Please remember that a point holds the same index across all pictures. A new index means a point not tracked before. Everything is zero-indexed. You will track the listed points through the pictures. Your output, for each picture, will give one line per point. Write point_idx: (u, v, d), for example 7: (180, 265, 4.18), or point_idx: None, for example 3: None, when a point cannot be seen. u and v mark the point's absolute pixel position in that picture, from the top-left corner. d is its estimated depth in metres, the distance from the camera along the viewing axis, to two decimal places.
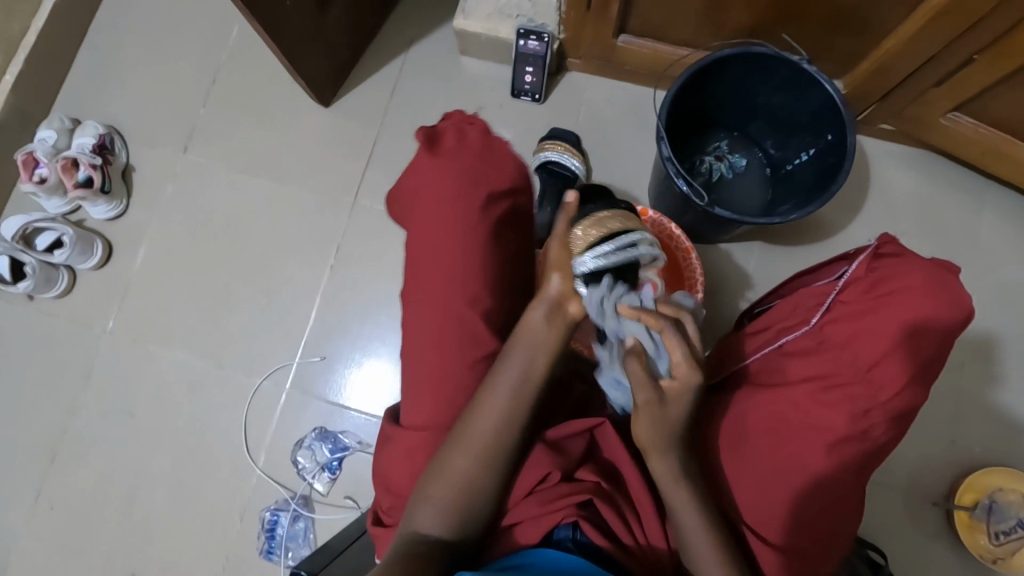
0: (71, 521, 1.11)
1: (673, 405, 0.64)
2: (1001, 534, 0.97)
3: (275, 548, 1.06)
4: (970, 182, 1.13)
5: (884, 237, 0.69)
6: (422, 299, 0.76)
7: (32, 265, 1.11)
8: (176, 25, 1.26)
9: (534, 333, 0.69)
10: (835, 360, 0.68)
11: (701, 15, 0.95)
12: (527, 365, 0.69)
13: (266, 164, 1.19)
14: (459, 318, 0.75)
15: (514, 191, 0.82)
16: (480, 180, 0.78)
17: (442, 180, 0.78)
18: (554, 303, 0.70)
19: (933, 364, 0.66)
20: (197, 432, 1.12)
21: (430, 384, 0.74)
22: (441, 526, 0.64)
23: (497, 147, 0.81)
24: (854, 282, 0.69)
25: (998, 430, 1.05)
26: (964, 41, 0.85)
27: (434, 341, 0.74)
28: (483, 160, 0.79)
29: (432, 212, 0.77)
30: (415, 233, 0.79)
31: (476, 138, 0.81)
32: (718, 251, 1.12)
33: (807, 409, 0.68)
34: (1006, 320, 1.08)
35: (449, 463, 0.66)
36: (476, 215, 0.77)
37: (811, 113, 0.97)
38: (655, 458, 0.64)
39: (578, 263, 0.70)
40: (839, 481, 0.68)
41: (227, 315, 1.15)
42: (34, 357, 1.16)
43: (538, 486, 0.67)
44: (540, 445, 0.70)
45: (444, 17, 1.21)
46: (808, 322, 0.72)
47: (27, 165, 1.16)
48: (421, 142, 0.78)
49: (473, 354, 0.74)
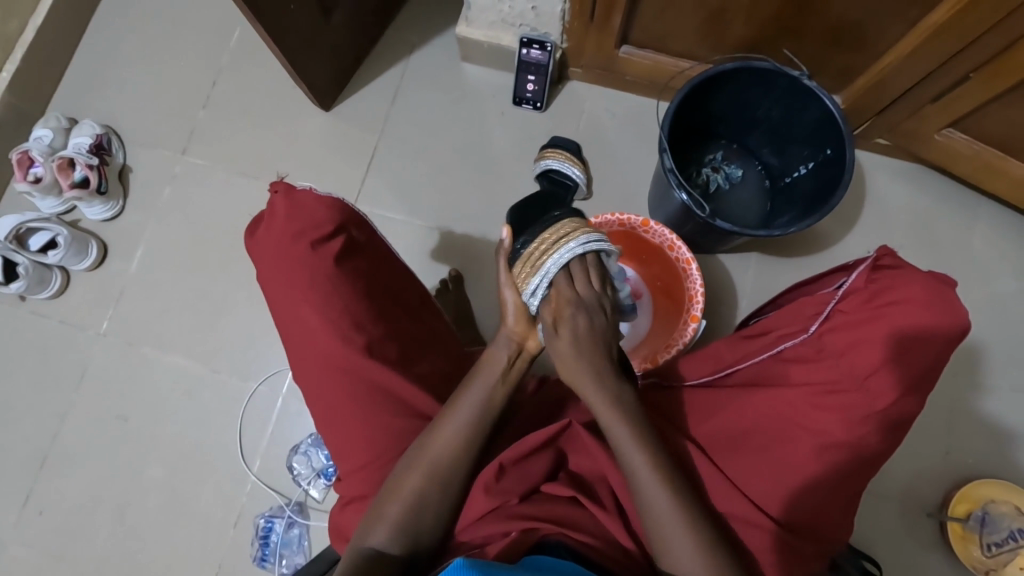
0: (59, 526, 1.09)
1: (562, 342, 0.66)
2: (993, 545, 0.98)
3: (269, 555, 1.04)
4: (964, 196, 1.14)
5: (883, 249, 0.71)
6: (308, 362, 0.76)
7: (25, 265, 1.09)
8: (177, 26, 1.25)
9: (490, 371, 0.71)
10: (834, 369, 0.68)
11: (703, 27, 0.96)
12: (485, 398, 0.70)
13: (266, 167, 1.19)
14: (343, 367, 0.74)
15: (345, 228, 0.80)
16: (303, 237, 0.77)
17: (274, 257, 0.77)
18: (514, 343, 0.71)
19: (929, 375, 0.67)
20: (191, 438, 1.11)
21: (341, 433, 0.75)
22: (393, 542, 0.63)
23: (305, 199, 0.78)
24: (854, 293, 0.71)
25: (991, 441, 1.06)
26: (961, 59, 0.86)
27: (332, 398, 0.75)
28: (295, 218, 0.77)
29: (278, 285, 0.77)
30: (275, 308, 0.79)
31: (282, 203, 0.77)
32: (714, 262, 1.13)
33: (804, 411, 0.69)
34: (999, 333, 1.10)
35: (404, 480, 0.66)
36: (318, 269, 0.76)
37: (809, 127, 0.98)
38: (583, 389, 0.67)
39: (529, 295, 0.68)
40: (834, 488, 0.69)
41: (222, 321, 1.14)
42: (26, 359, 1.15)
43: (503, 504, 0.66)
44: (496, 466, 0.68)
45: (447, 24, 1.21)
46: (807, 330, 0.74)
47: (21, 164, 1.14)
48: (244, 232, 0.79)
49: (366, 393, 0.74)
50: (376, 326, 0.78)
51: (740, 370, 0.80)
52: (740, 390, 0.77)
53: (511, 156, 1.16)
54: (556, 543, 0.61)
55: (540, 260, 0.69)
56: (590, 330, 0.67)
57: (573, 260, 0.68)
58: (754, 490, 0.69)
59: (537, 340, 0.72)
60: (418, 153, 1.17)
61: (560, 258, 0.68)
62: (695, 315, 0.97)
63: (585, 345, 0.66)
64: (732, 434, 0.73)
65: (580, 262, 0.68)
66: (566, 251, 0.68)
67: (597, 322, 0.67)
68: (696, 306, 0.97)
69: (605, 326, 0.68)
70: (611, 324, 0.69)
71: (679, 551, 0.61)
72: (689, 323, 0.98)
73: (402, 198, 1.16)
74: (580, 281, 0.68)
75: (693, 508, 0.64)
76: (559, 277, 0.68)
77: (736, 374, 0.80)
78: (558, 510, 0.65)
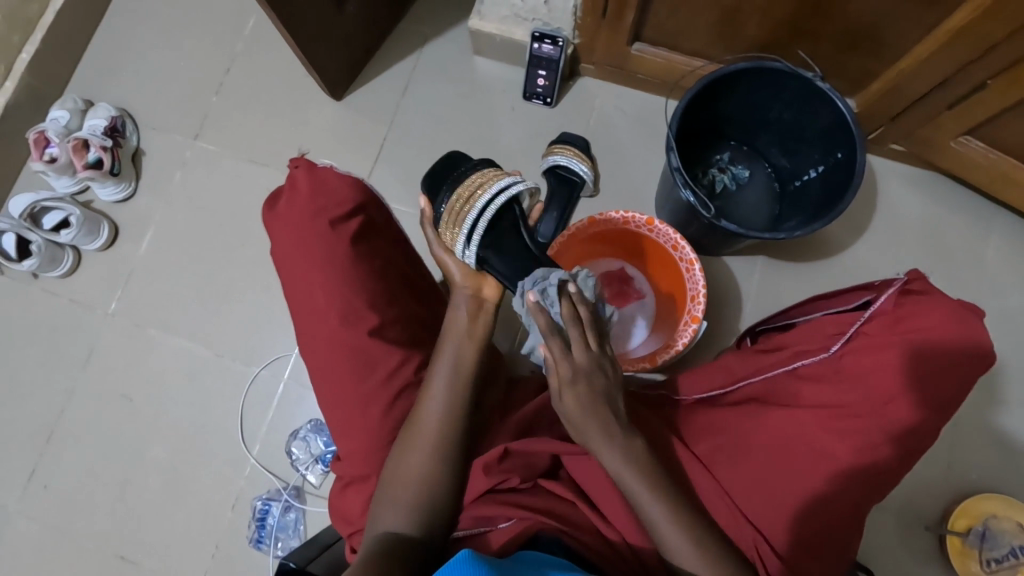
0: (64, 500, 1.11)
1: (568, 406, 0.64)
2: (992, 561, 0.96)
3: (265, 537, 1.05)
4: (979, 206, 1.12)
5: (914, 273, 0.71)
6: (315, 340, 0.78)
7: (38, 243, 1.11)
8: (194, 12, 1.26)
9: (458, 331, 0.75)
10: (851, 391, 0.68)
11: (716, 27, 0.95)
12: (456, 357, 0.72)
13: (276, 154, 1.20)
14: (349, 346, 0.76)
15: (362, 209, 0.81)
16: (321, 216, 0.78)
17: (291, 234, 0.79)
18: (471, 298, 0.77)
19: (947, 407, 0.68)
20: (193, 418, 1.12)
21: (342, 414, 0.76)
22: (409, 523, 0.63)
23: (327, 177, 0.79)
24: (879, 315, 0.70)
25: (995, 456, 1.05)
26: (978, 66, 0.84)
27: (336, 376, 0.76)
28: (317, 195, 0.78)
29: (294, 261, 0.79)
30: (289, 284, 0.80)
31: (303, 178, 0.79)
32: (720, 264, 1.11)
33: (814, 433, 0.68)
34: (1009, 347, 1.08)
35: (412, 462, 0.67)
36: (336, 247, 0.78)
37: (822, 130, 0.97)
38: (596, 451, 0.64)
39: (463, 257, 0.73)
40: (841, 511, 0.67)
41: (227, 305, 1.15)
42: (37, 334, 1.17)
43: (502, 485, 0.68)
44: (501, 449, 0.69)
45: (460, 17, 1.21)
46: (826, 348, 0.73)
47: (38, 144, 1.16)
48: (264, 206, 0.81)
49: (377, 376, 0.75)
50: (388, 309, 0.79)
51: (753, 383, 0.77)
52: (747, 405, 0.75)
53: (519, 151, 1.16)
54: (548, 538, 0.60)
55: (465, 213, 0.71)
56: (591, 395, 0.63)
57: (496, 204, 0.71)
58: (754, 514, 0.67)
59: (492, 287, 0.77)
60: (426, 145, 1.17)
61: (485, 208, 0.70)
62: (696, 316, 0.95)
63: (589, 409, 0.63)
64: (723, 445, 0.72)
65: (568, 300, 0.64)
66: (490, 199, 0.71)
67: (599, 384, 0.64)
68: (697, 306, 0.96)
69: (609, 379, 0.65)
70: (615, 377, 0.66)
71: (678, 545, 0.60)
72: (689, 325, 0.96)
73: (409, 189, 1.16)
74: (577, 345, 0.63)
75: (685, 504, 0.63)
76: (539, 305, 0.63)
77: (749, 386, 0.77)
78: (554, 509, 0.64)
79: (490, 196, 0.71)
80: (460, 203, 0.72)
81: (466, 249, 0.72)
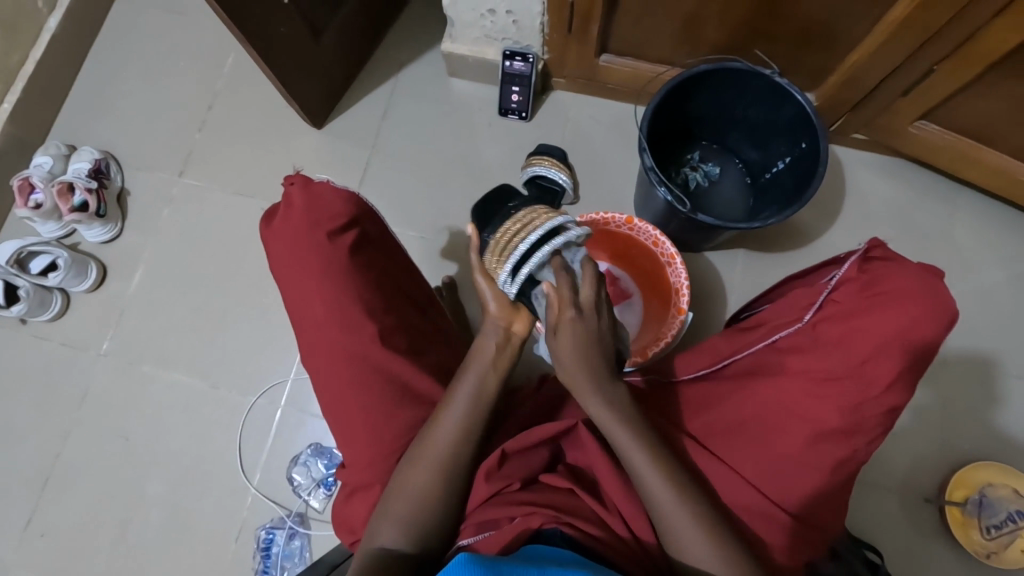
0: (62, 546, 1.09)
1: (562, 344, 0.66)
2: (992, 528, 0.98)
3: (270, 567, 1.04)
4: (943, 187, 1.17)
5: (873, 241, 0.72)
6: (317, 351, 0.79)
7: (26, 288, 1.11)
8: (172, 54, 1.29)
9: (483, 358, 0.69)
10: (827, 356, 0.68)
11: (678, 34, 1.00)
12: (477, 384, 0.69)
13: (261, 185, 1.22)
14: (350, 355, 0.77)
15: (357, 223, 0.83)
16: (318, 229, 0.79)
17: (289, 248, 0.80)
18: (501, 330, 0.69)
19: (917, 364, 0.67)
20: (192, 451, 1.12)
21: (347, 420, 0.76)
22: (404, 540, 0.63)
23: (322, 191, 0.80)
24: (846, 282, 0.71)
25: (983, 426, 1.07)
26: (924, 54, 0.90)
27: (339, 386, 0.77)
28: (312, 210, 0.80)
29: (293, 274, 0.80)
30: (290, 298, 0.81)
31: (299, 194, 0.80)
32: (702, 259, 1.15)
33: (802, 401, 0.69)
34: (985, 318, 1.12)
35: (410, 476, 0.67)
36: (335, 258, 0.79)
37: (785, 123, 1.01)
38: (588, 398, 0.67)
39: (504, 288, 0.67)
40: (836, 477, 0.69)
41: (221, 335, 1.16)
42: (27, 380, 1.16)
43: (503, 488, 0.68)
44: (499, 454, 0.69)
45: (434, 41, 1.25)
46: (800, 320, 0.75)
47: (22, 190, 1.17)
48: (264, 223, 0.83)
49: (380, 383, 0.76)
50: (385, 316, 0.81)
51: (738, 361, 0.79)
52: (734, 381, 0.77)
53: (500, 165, 1.19)
54: (550, 531, 0.60)
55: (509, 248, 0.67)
56: (586, 339, 0.65)
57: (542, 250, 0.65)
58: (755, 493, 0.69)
59: (523, 322, 0.70)
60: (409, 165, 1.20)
61: (530, 244, 0.66)
62: (682, 307, 0.98)
63: (583, 348, 0.65)
64: (713, 425, 0.75)
65: (587, 258, 0.68)
66: (535, 234, 0.66)
67: (597, 327, 0.66)
68: (681, 298, 0.99)
69: (605, 330, 0.67)
70: (610, 328, 0.68)
71: (690, 542, 0.61)
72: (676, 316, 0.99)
73: (395, 208, 1.19)
74: (586, 287, 0.66)
75: (685, 490, 0.65)
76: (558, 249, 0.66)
77: (737, 362, 0.80)
78: (555, 501, 0.64)
79: (538, 232, 0.66)
80: (513, 228, 0.68)
81: (507, 282, 0.66)
